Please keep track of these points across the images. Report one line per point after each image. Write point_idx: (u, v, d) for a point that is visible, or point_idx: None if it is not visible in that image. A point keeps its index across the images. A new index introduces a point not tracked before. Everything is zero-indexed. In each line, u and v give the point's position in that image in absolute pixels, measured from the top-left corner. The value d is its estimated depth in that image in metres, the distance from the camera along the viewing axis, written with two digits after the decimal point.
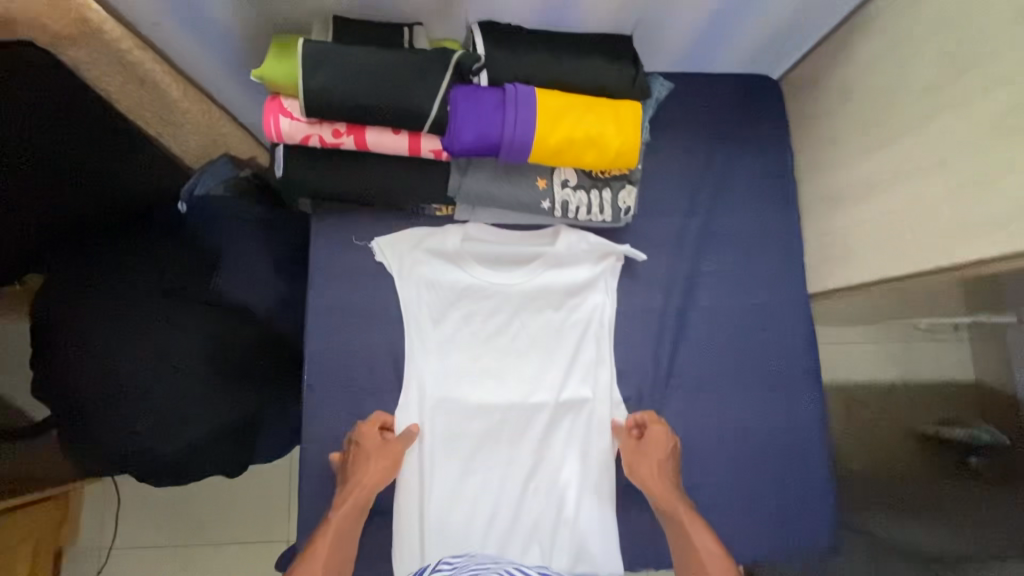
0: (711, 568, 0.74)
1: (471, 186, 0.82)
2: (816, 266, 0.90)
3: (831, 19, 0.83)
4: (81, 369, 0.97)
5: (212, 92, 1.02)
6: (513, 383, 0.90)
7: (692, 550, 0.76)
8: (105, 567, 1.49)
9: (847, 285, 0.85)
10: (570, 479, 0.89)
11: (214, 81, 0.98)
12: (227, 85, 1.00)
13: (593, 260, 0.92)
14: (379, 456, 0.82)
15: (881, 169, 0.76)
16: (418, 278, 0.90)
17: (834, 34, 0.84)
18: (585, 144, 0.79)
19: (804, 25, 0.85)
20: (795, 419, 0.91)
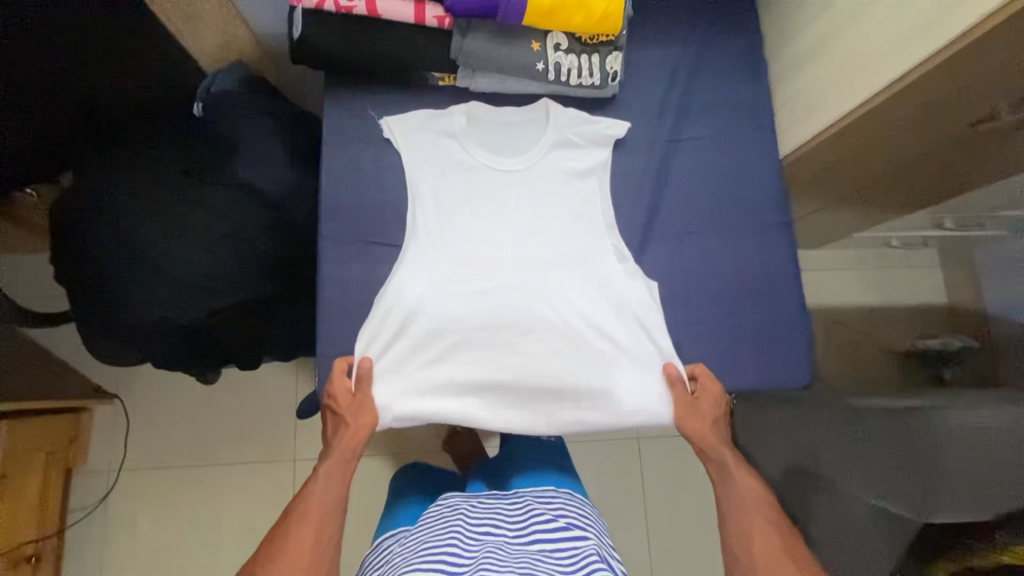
0: (754, 505, 0.75)
1: (472, 48, 0.90)
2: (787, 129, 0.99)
3: None
4: (106, 244, 1.05)
5: None
6: (509, 249, 0.92)
7: (734, 490, 0.78)
8: (115, 487, 1.53)
9: (813, 134, 0.93)
10: (577, 334, 0.90)
11: None
12: None
13: (594, 146, 0.98)
14: (357, 404, 0.84)
15: (837, 19, 0.85)
16: (426, 155, 0.95)
17: None
18: (574, 6, 0.87)
19: None
20: (771, 271, 0.99)
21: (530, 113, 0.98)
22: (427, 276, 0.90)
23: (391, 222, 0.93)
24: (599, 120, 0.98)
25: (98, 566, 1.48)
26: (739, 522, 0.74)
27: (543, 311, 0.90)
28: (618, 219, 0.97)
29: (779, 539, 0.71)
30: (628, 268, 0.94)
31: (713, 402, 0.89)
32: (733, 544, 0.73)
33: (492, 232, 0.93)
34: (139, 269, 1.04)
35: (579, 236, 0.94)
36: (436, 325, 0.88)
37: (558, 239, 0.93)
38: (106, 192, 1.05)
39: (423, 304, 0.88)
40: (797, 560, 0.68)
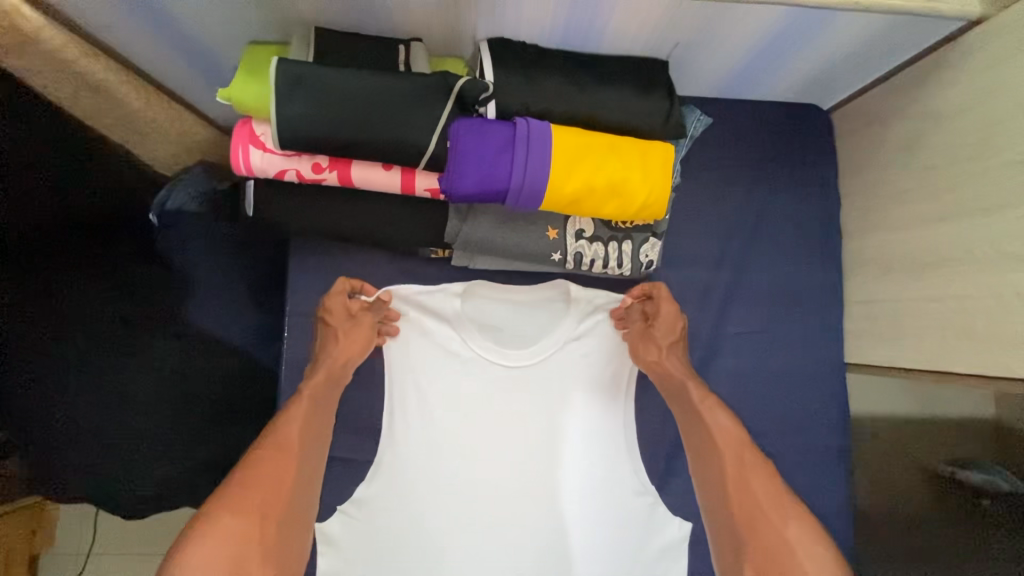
0: (724, 448, 0.67)
1: (471, 233, 0.72)
2: (855, 331, 0.81)
3: (893, 60, 0.72)
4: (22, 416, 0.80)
5: (188, 98, 0.91)
6: (496, 468, 0.77)
7: (706, 436, 0.69)
8: (85, 571, 1.46)
9: (894, 362, 0.75)
10: None
11: (187, 87, 0.88)
12: (201, 90, 0.89)
13: (616, 339, 0.80)
14: (355, 333, 0.75)
15: (950, 241, 0.66)
16: (410, 343, 0.78)
17: (899, 73, 0.72)
18: (607, 192, 0.68)
19: (861, 63, 0.73)
20: (816, 500, 0.83)
21: (541, 296, 0.80)
22: (397, 506, 0.75)
23: None
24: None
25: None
26: (716, 472, 0.67)
27: (542, 559, 0.76)
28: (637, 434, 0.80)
29: (763, 483, 0.63)
30: (645, 512, 0.77)
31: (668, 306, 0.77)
32: (710, 499, 0.66)
33: (479, 442, 0.77)
34: (74, 457, 0.82)
35: (591, 464, 0.78)
36: (402, 562, 0.73)
37: (564, 466, 0.78)
38: (17, 363, 0.79)
39: (389, 540, 0.74)
40: (783, 519, 0.61)
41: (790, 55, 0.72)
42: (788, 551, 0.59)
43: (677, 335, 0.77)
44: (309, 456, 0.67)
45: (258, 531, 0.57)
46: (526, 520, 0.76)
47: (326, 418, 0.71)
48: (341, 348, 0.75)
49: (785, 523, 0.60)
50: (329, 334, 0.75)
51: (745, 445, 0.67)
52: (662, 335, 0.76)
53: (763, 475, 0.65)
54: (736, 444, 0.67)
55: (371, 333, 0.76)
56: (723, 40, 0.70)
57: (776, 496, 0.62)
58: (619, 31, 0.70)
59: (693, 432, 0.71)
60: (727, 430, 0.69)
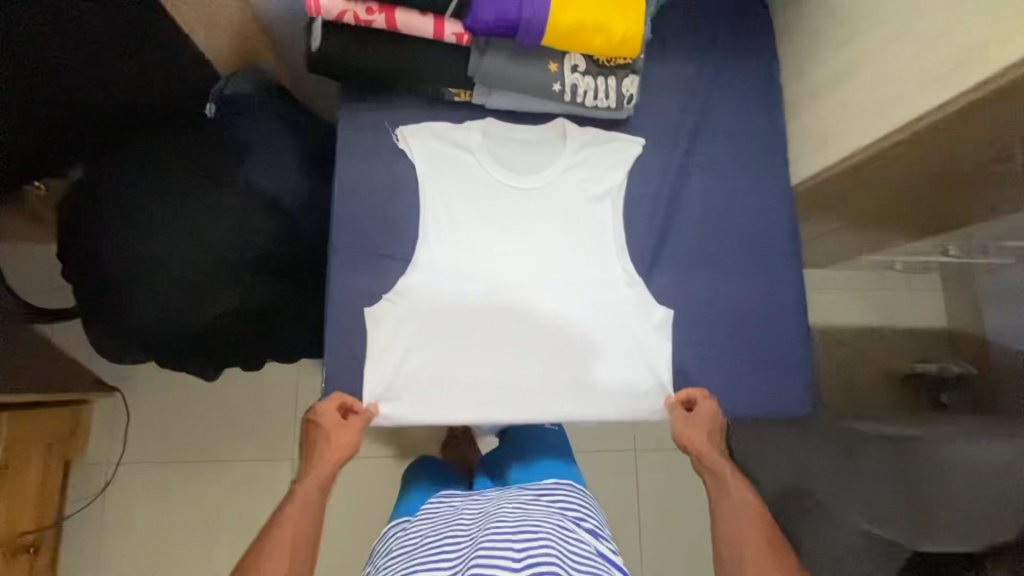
0: (743, 519, 0.73)
1: (490, 66, 0.90)
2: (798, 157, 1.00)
3: None
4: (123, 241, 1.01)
5: None
6: (513, 267, 0.93)
7: (729, 505, 0.76)
8: (114, 479, 1.54)
9: (828, 167, 0.94)
10: (590, 360, 0.91)
11: None
12: None
13: (606, 167, 0.98)
14: (341, 432, 0.83)
15: (857, 51, 0.86)
16: (439, 168, 0.95)
17: None
18: (593, 28, 0.87)
19: None
20: (780, 299, 0.99)
21: (545, 132, 0.98)
22: (432, 291, 0.90)
23: (401, 235, 0.93)
24: (619, 150, 0.99)
25: (100, 558, 1.50)
26: (735, 542, 0.72)
27: (548, 335, 0.91)
28: (629, 240, 0.97)
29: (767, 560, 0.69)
30: (635, 299, 0.94)
31: (703, 425, 0.88)
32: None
33: (496, 246, 0.93)
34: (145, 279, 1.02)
35: (592, 262, 0.94)
36: (434, 334, 0.89)
37: (571, 265, 0.94)
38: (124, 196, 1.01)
39: (425, 321, 0.89)
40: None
41: None
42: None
43: (719, 433, 0.88)
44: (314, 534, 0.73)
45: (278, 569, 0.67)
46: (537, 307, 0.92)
47: (321, 501, 0.77)
48: (327, 450, 0.81)
49: None
50: (318, 437, 0.82)
51: (766, 524, 0.73)
52: (703, 431, 0.87)
53: (779, 549, 0.70)
54: (761, 524, 0.73)
55: (354, 429, 0.83)
56: None
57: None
58: None
59: (718, 499, 0.78)
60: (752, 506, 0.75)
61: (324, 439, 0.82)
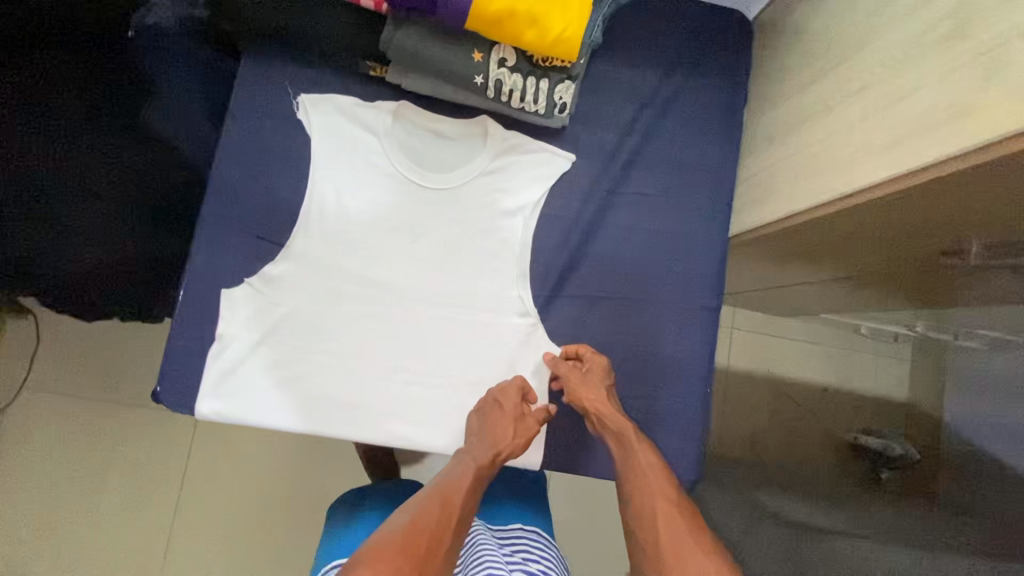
0: (655, 483, 0.73)
1: (404, 43, 0.79)
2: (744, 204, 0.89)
3: None
4: None
5: None
6: (399, 272, 0.85)
7: (639, 469, 0.75)
8: (12, 401, 1.49)
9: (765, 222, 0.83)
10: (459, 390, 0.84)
11: None
12: None
13: (524, 181, 0.88)
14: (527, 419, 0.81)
15: (820, 98, 0.75)
16: (336, 148, 0.85)
17: None
18: (526, 21, 0.76)
19: None
20: (689, 359, 0.88)
21: (462, 128, 0.87)
22: (301, 284, 0.82)
23: (279, 215, 0.84)
24: (542, 162, 0.88)
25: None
26: (646, 504, 0.70)
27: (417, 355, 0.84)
28: (533, 264, 0.87)
29: (683, 522, 0.67)
30: (524, 332, 0.86)
31: (596, 383, 0.81)
32: (638, 539, 0.68)
33: (383, 247, 0.85)
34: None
35: (487, 282, 0.86)
36: (293, 332, 0.81)
37: (460, 282, 0.85)
38: None
39: (287, 316, 0.81)
40: (703, 550, 0.63)
41: None
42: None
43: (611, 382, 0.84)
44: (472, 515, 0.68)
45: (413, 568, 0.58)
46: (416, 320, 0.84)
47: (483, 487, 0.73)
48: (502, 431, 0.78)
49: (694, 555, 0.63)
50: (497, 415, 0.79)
51: (669, 488, 0.72)
52: (599, 382, 0.81)
53: (688, 511, 0.70)
54: (667, 485, 0.73)
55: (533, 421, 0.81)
56: None
57: (694, 531, 0.66)
58: None
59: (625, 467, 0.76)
60: (658, 470, 0.74)
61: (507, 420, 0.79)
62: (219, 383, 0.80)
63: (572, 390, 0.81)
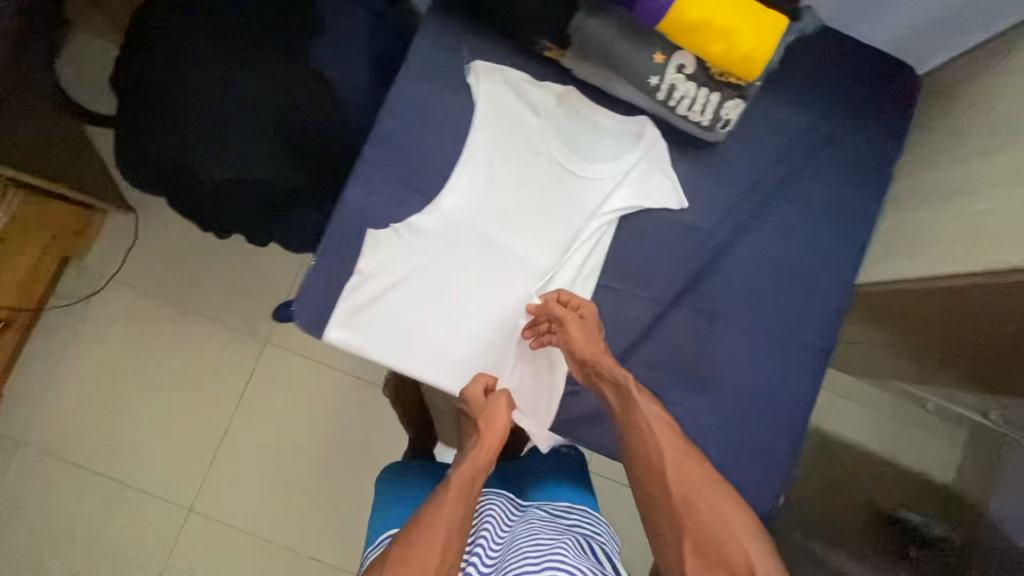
0: (659, 431, 0.76)
1: (592, 32, 0.81)
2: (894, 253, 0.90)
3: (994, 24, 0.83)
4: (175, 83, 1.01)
5: None
6: (522, 245, 0.88)
7: (639, 419, 0.77)
8: (100, 290, 1.57)
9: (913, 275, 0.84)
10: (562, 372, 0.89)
11: None
12: None
13: (667, 187, 0.89)
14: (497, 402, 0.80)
15: (1001, 169, 0.75)
16: (498, 117, 0.88)
17: (1000, 39, 0.83)
18: (718, 34, 0.78)
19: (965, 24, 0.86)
20: (789, 393, 0.90)
21: (621, 124, 0.90)
22: (442, 240, 0.86)
23: (433, 171, 0.87)
24: (668, 176, 0.89)
25: (62, 354, 1.55)
26: (654, 458, 0.74)
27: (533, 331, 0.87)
28: (660, 268, 0.89)
29: (695, 468, 0.72)
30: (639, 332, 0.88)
31: (585, 332, 0.81)
32: (649, 485, 0.74)
33: (521, 221, 0.88)
34: (199, 123, 1.00)
35: (596, 274, 0.88)
36: (424, 283, 0.85)
37: (581, 270, 0.87)
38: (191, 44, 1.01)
39: (422, 266, 0.85)
40: (716, 499, 0.69)
41: None
42: (723, 528, 0.68)
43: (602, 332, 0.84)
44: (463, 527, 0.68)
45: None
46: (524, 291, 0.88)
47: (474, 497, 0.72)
48: (493, 413, 0.79)
49: (715, 502, 0.69)
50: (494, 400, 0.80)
51: (676, 433, 0.76)
52: (595, 334, 0.81)
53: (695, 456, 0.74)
54: (671, 432, 0.76)
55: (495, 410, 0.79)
56: None
57: (708, 478, 0.72)
58: None
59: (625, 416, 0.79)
60: (659, 415, 0.77)
61: (494, 410, 0.79)
62: (350, 316, 0.84)
63: (566, 338, 0.81)
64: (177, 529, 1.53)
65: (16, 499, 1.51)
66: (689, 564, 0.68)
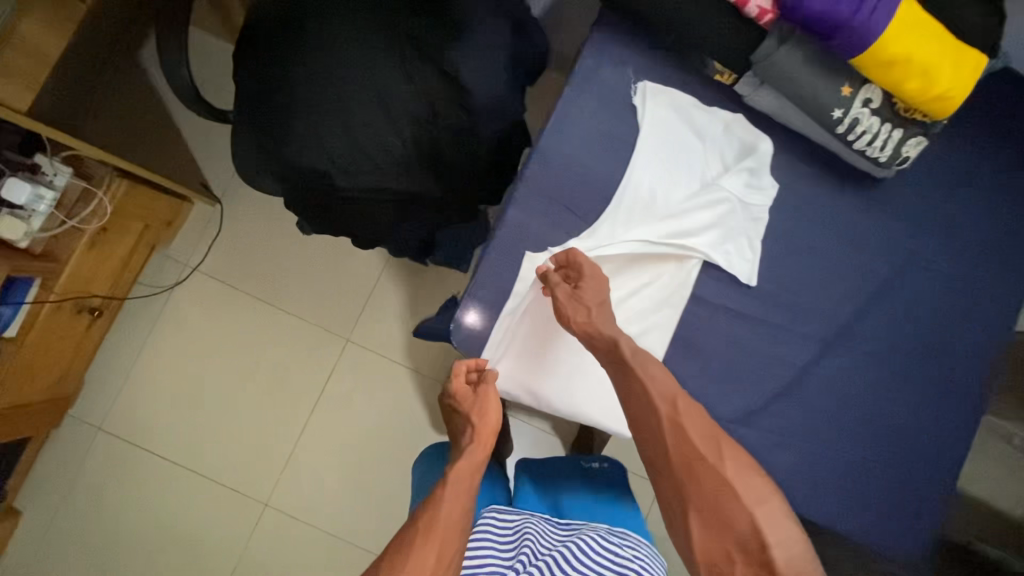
0: (655, 393, 0.69)
1: (779, 60, 0.78)
2: None
3: None
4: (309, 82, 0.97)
5: None
6: (672, 279, 0.84)
7: (637, 384, 0.71)
8: (184, 279, 1.56)
9: None
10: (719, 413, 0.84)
11: None
12: None
13: (828, 224, 0.87)
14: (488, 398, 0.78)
15: None
16: (661, 141, 0.85)
17: None
18: (916, 70, 0.74)
19: None
20: (935, 439, 0.89)
21: (786, 155, 0.87)
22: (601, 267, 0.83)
23: (594, 194, 0.85)
24: (752, 249, 0.85)
25: (144, 343, 1.55)
26: (653, 428, 0.68)
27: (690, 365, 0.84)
28: (817, 306, 0.86)
29: (696, 424, 0.66)
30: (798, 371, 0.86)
31: (585, 303, 0.75)
32: (651, 448, 0.68)
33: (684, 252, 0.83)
34: (338, 131, 0.97)
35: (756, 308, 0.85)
36: None
37: (734, 303, 0.85)
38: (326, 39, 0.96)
39: None
40: (722, 460, 0.63)
41: None
42: (731, 491, 0.60)
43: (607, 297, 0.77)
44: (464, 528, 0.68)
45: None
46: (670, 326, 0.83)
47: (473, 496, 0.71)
48: (485, 404, 0.78)
49: (725, 467, 0.62)
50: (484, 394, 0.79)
51: (675, 391, 0.69)
52: (590, 296, 0.76)
53: (701, 422, 0.67)
54: (673, 393, 0.69)
55: (490, 403, 0.78)
56: None
57: (709, 437, 0.64)
58: None
59: (622, 383, 0.73)
60: (663, 378, 0.70)
61: (483, 400, 0.78)
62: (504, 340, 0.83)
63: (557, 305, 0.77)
64: (253, 522, 1.54)
65: (99, 484, 1.53)
66: (696, 531, 0.61)
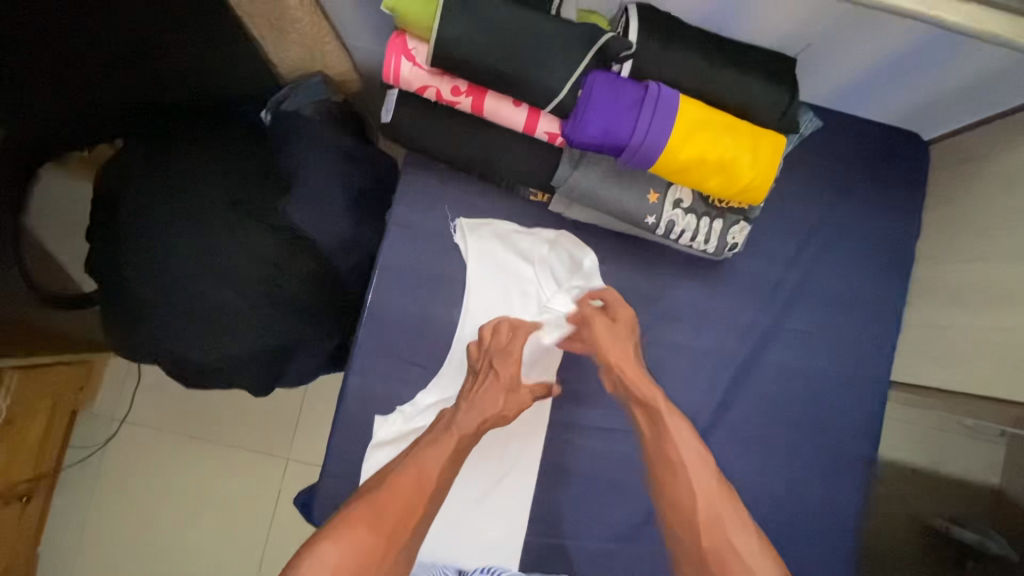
0: (686, 461, 0.71)
1: (579, 182, 0.77)
2: (922, 347, 0.87)
3: (999, 106, 0.77)
4: (140, 264, 0.94)
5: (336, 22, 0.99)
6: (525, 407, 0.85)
7: (666, 445, 0.73)
8: (116, 437, 1.43)
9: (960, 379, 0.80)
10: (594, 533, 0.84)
11: (341, 15, 0.96)
12: (352, 20, 0.97)
13: (677, 319, 0.86)
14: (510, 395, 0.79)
15: None
16: (487, 274, 0.84)
17: (1003, 121, 0.77)
18: (713, 167, 0.72)
19: (964, 108, 0.80)
20: (830, 507, 0.87)
21: (618, 258, 0.85)
22: None
23: (433, 341, 0.83)
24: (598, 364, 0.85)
25: (84, 512, 1.40)
26: (680, 495, 0.70)
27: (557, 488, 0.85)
28: (681, 403, 0.84)
29: (726, 506, 0.67)
30: None
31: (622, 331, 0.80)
32: (677, 519, 0.70)
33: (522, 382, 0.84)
34: (184, 305, 0.94)
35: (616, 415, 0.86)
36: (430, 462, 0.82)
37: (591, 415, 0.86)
38: (147, 218, 0.94)
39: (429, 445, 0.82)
40: (743, 539, 0.65)
41: (908, 81, 0.78)
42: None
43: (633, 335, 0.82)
44: (425, 521, 0.69)
45: (386, 551, 0.63)
46: (533, 459, 0.84)
47: (450, 478, 0.73)
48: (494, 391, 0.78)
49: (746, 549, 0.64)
50: (508, 368, 0.79)
51: (705, 462, 0.70)
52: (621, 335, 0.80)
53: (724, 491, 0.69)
54: (698, 456, 0.71)
55: (504, 400, 0.78)
56: (851, 54, 0.75)
57: (738, 516, 0.67)
58: (760, 25, 0.74)
59: (656, 441, 0.75)
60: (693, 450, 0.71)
61: (497, 385, 0.78)
62: None
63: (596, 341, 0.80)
64: None
65: None
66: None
